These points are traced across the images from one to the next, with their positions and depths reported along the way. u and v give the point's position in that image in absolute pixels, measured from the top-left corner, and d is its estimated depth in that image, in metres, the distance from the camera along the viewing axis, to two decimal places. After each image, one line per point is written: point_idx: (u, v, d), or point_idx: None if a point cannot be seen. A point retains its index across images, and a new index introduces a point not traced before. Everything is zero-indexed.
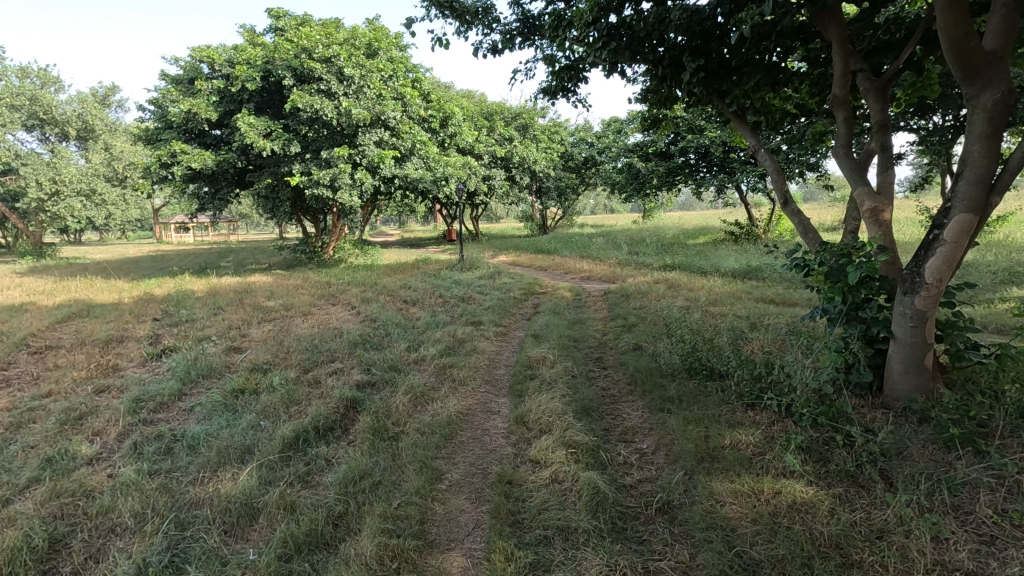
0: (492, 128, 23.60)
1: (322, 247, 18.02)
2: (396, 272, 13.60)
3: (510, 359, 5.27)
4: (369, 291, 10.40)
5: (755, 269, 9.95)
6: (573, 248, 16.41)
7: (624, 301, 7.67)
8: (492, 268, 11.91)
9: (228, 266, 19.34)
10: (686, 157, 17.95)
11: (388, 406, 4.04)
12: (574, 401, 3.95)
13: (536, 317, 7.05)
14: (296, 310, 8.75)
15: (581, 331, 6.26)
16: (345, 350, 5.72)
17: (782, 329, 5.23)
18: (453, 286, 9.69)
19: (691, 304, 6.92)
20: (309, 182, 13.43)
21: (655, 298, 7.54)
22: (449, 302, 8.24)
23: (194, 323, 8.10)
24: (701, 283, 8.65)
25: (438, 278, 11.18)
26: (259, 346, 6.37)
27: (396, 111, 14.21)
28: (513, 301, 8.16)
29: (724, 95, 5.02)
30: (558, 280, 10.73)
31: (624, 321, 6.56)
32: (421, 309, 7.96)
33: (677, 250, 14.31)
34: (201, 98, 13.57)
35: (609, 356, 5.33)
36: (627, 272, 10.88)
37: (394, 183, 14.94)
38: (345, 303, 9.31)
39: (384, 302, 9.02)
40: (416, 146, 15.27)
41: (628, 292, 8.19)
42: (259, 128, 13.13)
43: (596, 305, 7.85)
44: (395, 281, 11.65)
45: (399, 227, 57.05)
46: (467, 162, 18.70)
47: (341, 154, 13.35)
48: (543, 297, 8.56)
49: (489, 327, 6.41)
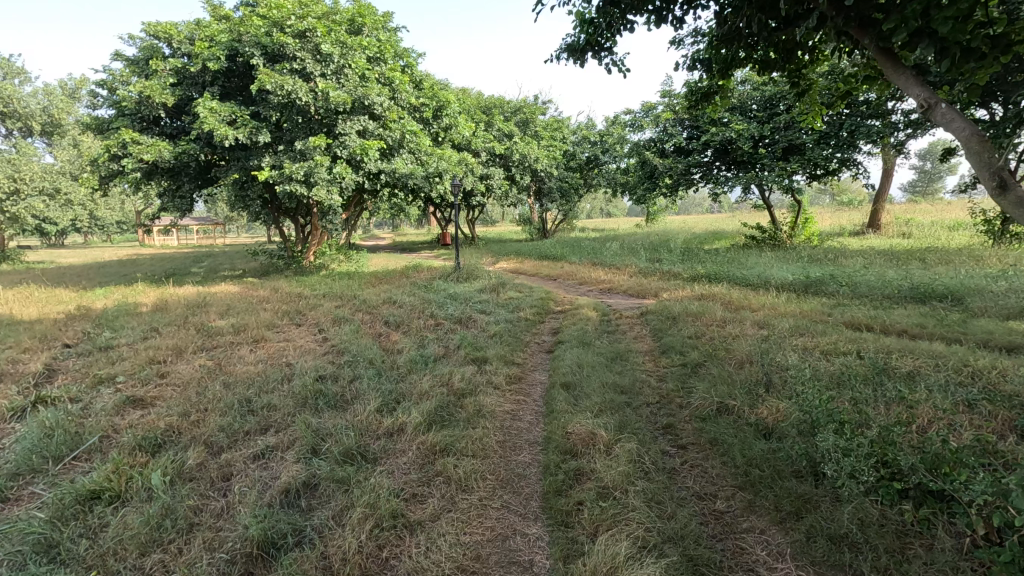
0: (490, 122, 21.75)
1: (302, 251, 16.13)
2: (381, 282, 11.77)
3: (536, 433, 3.44)
4: (345, 308, 8.55)
5: (818, 281, 8.16)
6: (582, 253, 14.61)
7: (671, 326, 5.87)
8: (494, 278, 10.12)
9: (197, 273, 17.36)
10: (705, 154, 16.27)
11: (328, 557, 2.22)
12: (670, 554, 2.15)
13: (560, 351, 5.22)
14: (248, 334, 6.88)
15: (630, 375, 4.43)
16: (286, 412, 3.86)
17: (952, 386, 3.41)
18: (448, 302, 7.85)
19: (772, 335, 5.09)
20: (280, 177, 11.54)
21: (715, 323, 5.73)
22: (441, 327, 6.38)
23: (108, 354, 6.22)
24: (763, 302, 6.84)
25: (430, 291, 9.35)
26: (172, 395, 4.50)
27: (381, 96, 12.33)
28: (525, 325, 6.30)
29: (872, 24, 3.22)
30: (574, 293, 8.91)
31: (685, 361, 4.76)
32: (404, 335, 6.12)
33: (704, 257, 12.52)
34: (155, 80, 11.66)
35: (685, 425, 3.52)
36: (656, 283, 9.07)
37: (380, 180, 13.07)
38: (312, 325, 7.44)
39: (361, 324, 7.15)
40: (406, 139, 13.40)
41: (673, 311, 6.38)
42: (222, 114, 11.27)
43: (633, 331, 6.00)
44: (379, 293, 9.82)
45: (394, 229, 55.25)
46: (462, 157, 16.86)
47: (318, 144, 11.42)
48: (561, 318, 6.74)
49: (499, 370, 4.56)
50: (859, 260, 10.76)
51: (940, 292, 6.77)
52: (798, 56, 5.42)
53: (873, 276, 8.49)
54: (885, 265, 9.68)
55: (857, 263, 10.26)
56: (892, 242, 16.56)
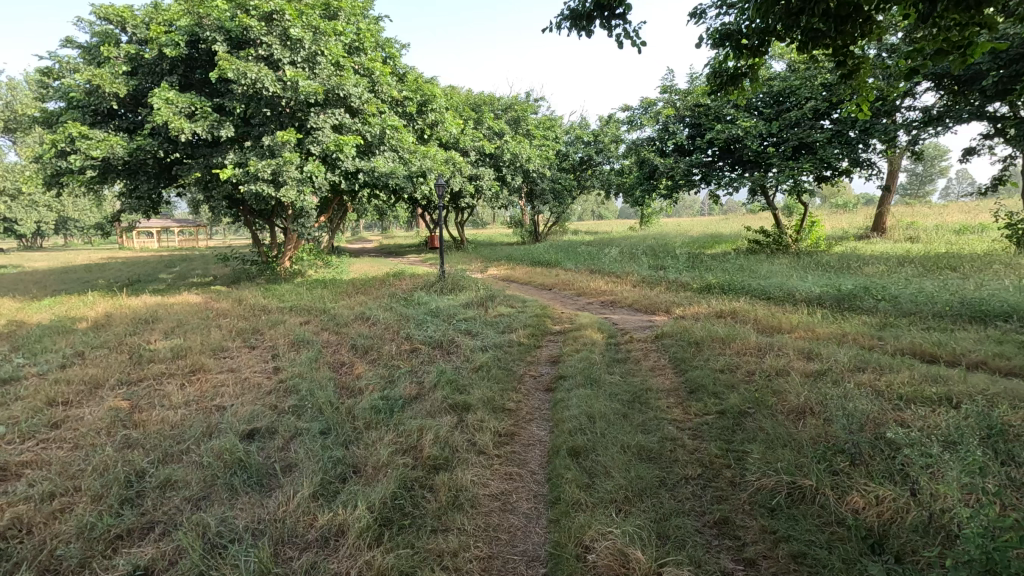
0: (480, 120, 20.57)
1: (276, 257, 14.95)
2: (357, 292, 10.66)
3: (537, 542, 2.38)
4: (309, 325, 7.41)
5: (850, 294, 7.16)
6: (578, 259, 13.58)
7: (698, 355, 4.82)
8: (482, 289, 9.02)
9: (163, 280, 16.03)
10: (708, 152, 15.32)
11: None
12: None
13: (563, 391, 4.15)
14: (186, 361, 5.75)
15: (660, 433, 3.39)
16: (187, 496, 2.78)
17: None
18: (429, 320, 6.77)
19: (829, 373, 4.06)
20: (244, 176, 10.32)
21: (752, 355, 4.69)
22: (416, 356, 5.29)
23: (7, 389, 5.05)
24: (797, 324, 5.81)
25: (409, 304, 8.25)
26: (48, 461, 3.37)
27: (359, 87, 11.18)
28: (517, 352, 5.23)
29: None
30: (573, 308, 7.85)
31: (726, 410, 3.73)
32: (371, 366, 5.02)
33: (712, 264, 11.52)
34: (106, 68, 10.45)
35: (749, 522, 2.48)
36: (665, 296, 8.03)
37: (358, 180, 11.90)
38: (267, 349, 6.30)
39: (324, 349, 6.03)
40: (386, 134, 12.25)
41: (695, 335, 5.32)
42: (180, 106, 10.09)
43: (649, 361, 4.96)
44: (352, 307, 8.70)
45: (382, 231, 53.89)
46: (449, 156, 15.76)
47: (286, 139, 10.24)
48: (560, 343, 5.69)
49: (485, 423, 3.50)
50: (882, 269, 9.82)
51: (1002, 309, 5.78)
52: (852, 25, 4.42)
53: (910, 289, 7.49)
54: (916, 275, 8.71)
55: (883, 272, 9.29)
56: (902, 246, 15.71)
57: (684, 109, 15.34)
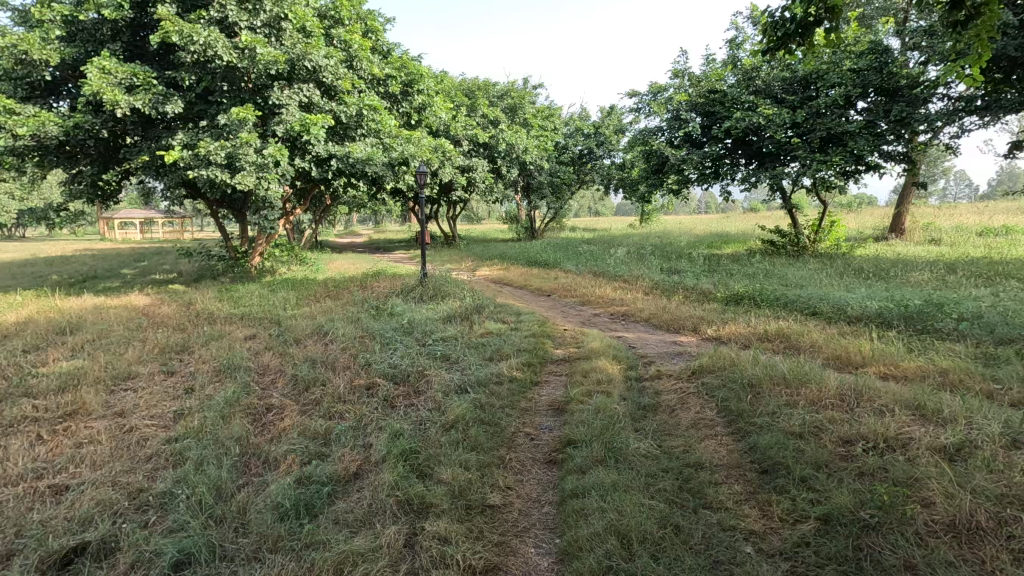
0: (474, 107, 19.04)
1: (246, 254, 13.45)
2: (327, 296, 9.28)
3: None
4: (253, 343, 5.97)
5: (920, 311, 5.79)
6: (579, 260, 12.18)
7: (759, 408, 3.46)
8: (471, 297, 7.61)
9: (119, 277, 14.40)
10: (722, 144, 13.94)
11: None
12: None
13: (574, 474, 2.79)
14: (70, 396, 4.31)
15: (740, 574, 2.06)
16: None
17: None
18: (399, 339, 5.38)
19: (973, 452, 2.71)
20: (194, 160, 8.85)
21: (837, 410, 3.34)
22: (371, 399, 3.90)
23: None
24: (873, 355, 4.46)
25: (380, 315, 6.82)
26: None
27: (331, 59, 9.71)
28: (508, 395, 3.86)
29: None
30: (580, 323, 6.47)
31: (832, 520, 2.39)
32: (305, 418, 3.64)
33: (733, 267, 10.16)
34: (35, 32, 8.90)
35: None
36: (690, 310, 6.65)
37: (331, 167, 10.41)
38: (186, 377, 4.86)
39: (255, 381, 4.62)
40: (364, 116, 10.77)
41: (747, 371, 3.95)
42: (119, 76, 8.59)
43: (691, 413, 3.61)
44: (314, 316, 7.27)
45: (374, 226, 52.16)
46: (438, 144, 14.31)
47: (243, 117, 8.76)
48: (566, 379, 4.32)
49: (451, 550, 2.15)
50: (932, 276, 8.47)
51: None
52: None
53: (986, 304, 6.14)
54: (980, 285, 7.37)
55: (936, 280, 7.96)
56: (931, 249, 14.36)
57: (697, 96, 14.03)
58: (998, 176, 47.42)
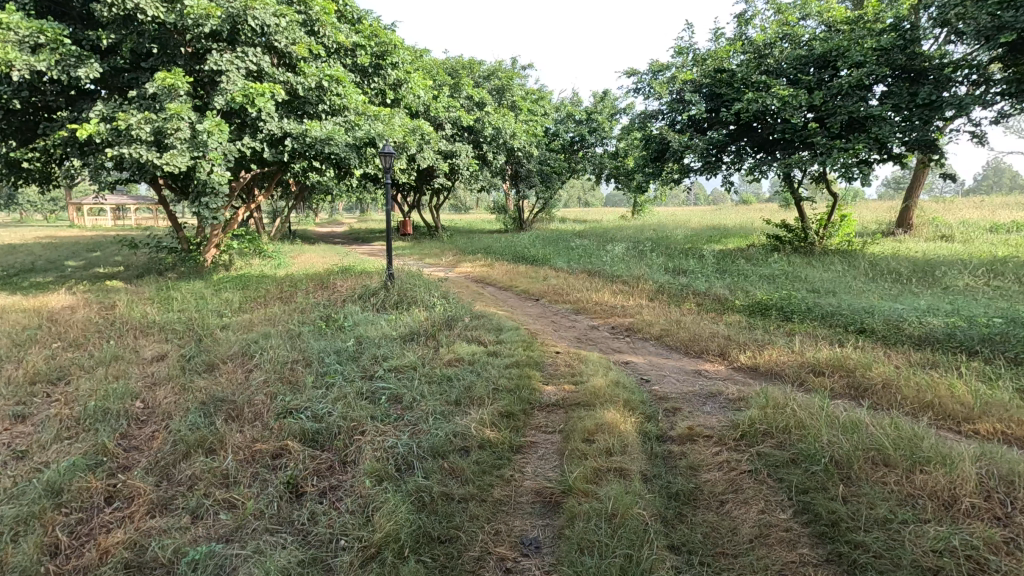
0: (458, 87, 17.54)
1: (198, 246, 11.95)
2: (279, 297, 7.97)
3: None
4: (155, 368, 4.60)
5: (1004, 329, 4.59)
6: (571, 256, 10.92)
7: (863, 513, 2.22)
8: (443, 306, 6.31)
9: (56, 271, 12.80)
10: (728, 129, 12.67)
11: None
12: None
13: None
14: None
15: None
16: None
17: None
18: (339, 369, 4.06)
19: None
20: (113, 136, 7.38)
21: (991, 524, 2.11)
22: (269, 483, 2.62)
23: None
24: (984, 404, 3.23)
25: (329, 329, 5.49)
26: None
27: (283, 19, 8.25)
28: (475, 478, 2.58)
29: None
30: (575, 341, 5.19)
31: None
32: (151, 522, 2.34)
33: (745, 267, 8.95)
34: None
35: None
36: (710, 324, 5.40)
37: (286, 147, 8.95)
38: (33, 428, 3.50)
39: (125, 436, 3.31)
40: (326, 89, 9.31)
41: (823, 439, 2.70)
42: (20, 32, 7.03)
43: (754, 512, 2.36)
44: (249, 328, 5.93)
45: (358, 215, 50.37)
46: (416, 125, 12.88)
47: (171, 84, 7.29)
48: (559, 440, 3.05)
49: None
50: (978, 280, 7.31)
51: None
52: None
53: None
54: None
55: (990, 286, 6.80)
56: (947, 246, 13.29)
57: (702, 76, 12.74)
58: (986, 174, 47.01)
